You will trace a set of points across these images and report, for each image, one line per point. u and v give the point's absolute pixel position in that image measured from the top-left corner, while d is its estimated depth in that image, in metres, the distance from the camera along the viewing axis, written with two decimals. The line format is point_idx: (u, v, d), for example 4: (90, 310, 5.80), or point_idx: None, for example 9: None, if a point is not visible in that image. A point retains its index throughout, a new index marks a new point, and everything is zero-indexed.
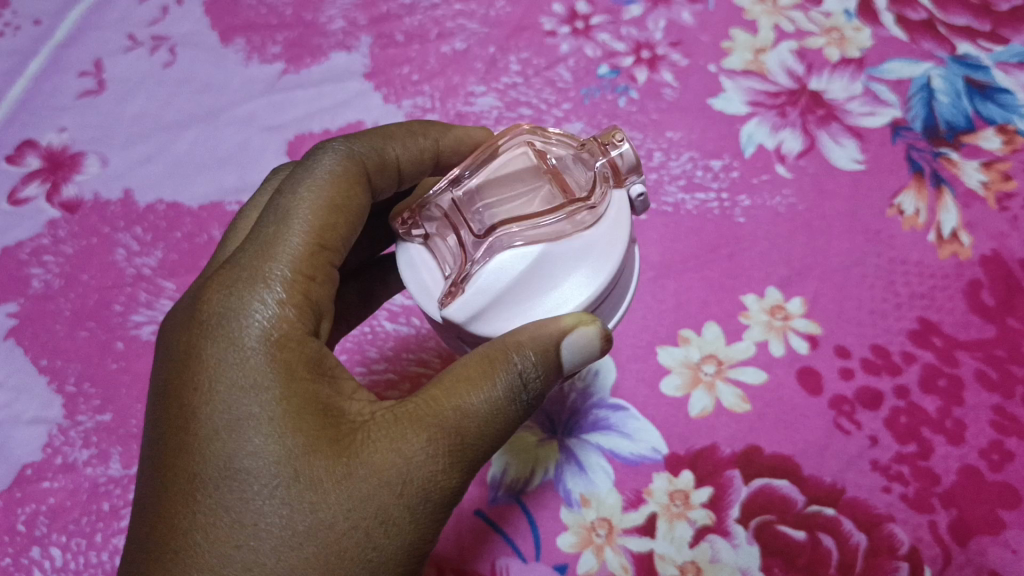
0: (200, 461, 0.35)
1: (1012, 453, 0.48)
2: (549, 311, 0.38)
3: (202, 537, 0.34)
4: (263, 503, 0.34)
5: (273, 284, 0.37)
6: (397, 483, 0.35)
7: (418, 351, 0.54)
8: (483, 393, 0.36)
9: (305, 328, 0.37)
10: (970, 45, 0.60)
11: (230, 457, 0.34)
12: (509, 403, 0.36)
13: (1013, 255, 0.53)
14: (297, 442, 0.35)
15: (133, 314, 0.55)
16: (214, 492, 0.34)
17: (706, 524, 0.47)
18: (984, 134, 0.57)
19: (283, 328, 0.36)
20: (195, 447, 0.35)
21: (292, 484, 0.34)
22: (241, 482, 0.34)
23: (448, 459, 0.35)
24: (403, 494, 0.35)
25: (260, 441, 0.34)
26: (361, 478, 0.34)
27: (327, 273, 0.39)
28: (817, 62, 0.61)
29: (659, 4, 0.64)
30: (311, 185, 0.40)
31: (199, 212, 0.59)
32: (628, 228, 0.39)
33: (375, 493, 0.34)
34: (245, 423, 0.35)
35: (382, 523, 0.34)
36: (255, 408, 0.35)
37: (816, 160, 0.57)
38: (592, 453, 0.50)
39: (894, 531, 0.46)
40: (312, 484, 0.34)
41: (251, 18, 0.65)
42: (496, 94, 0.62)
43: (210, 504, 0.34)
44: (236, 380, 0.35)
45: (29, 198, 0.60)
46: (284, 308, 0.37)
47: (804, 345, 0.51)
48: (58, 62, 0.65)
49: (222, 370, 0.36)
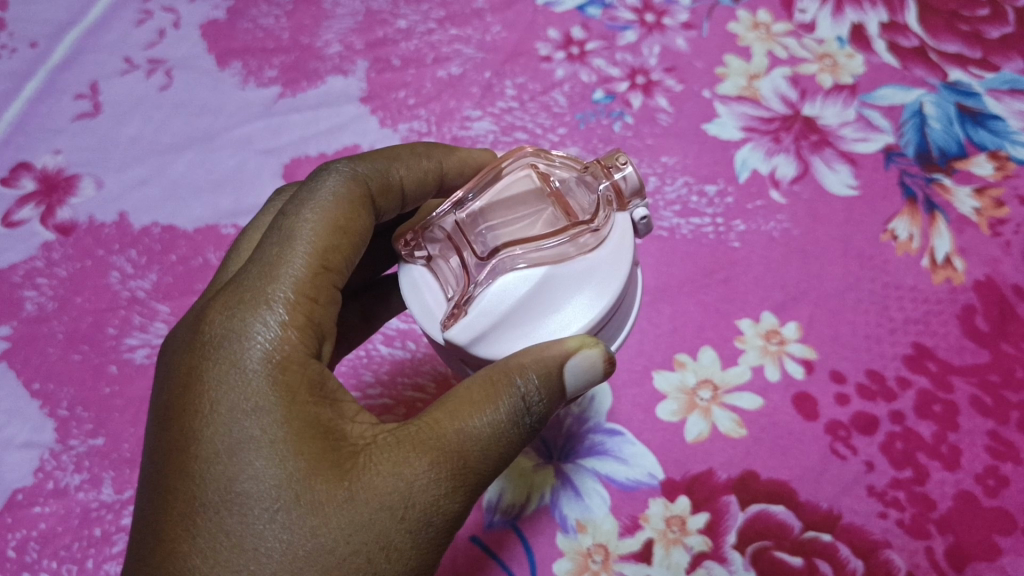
0: (200, 484, 0.34)
1: (1007, 479, 0.48)
2: (551, 334, 0.38)
3: (202, 560, 0.33)
4: (263, 527, 0.34)
5: (275, 305, 0.37)
6: (399, 507, 0.34)
7: (413, 375, 0.54)
8: (486, 416, 0.36)
9: (307, 350, 0.37)
10: (962, 72, 0.61)
11: (232, 480, 0.34)
12: (512, 426, 0.36)
13: (1006, 280, 0.53)
14: (299, 465, 0.34)
15: (127, 337, 0.55)
16: (214, 517, 0.34)
17: (704, 550, 0.47)
18: (976, 160, 0.57)
19: (285, 350, 0.36)
20: (195, 470, 0.35)
21: (293, 508, 0.34)
22: (241, 506, 0.34)
23: (451, 483, 0.35)
24: (405, 518, 0.34)
25: (261, 464, 0.34)
26: (362, 502, 0.34)
27: (330, 295, 0.39)
28: (810, 89, 0.61)
29: (653, 30, 0.64)
30: (314, 206, 0.40)
31: (194, 235, 0.59)
32: (630, 251, 0.40)
33: (377, 518, 0.34)
34: (245, 446, 0.35)
35: (384, 548, 0.34)
36: (257, 431, 0.35)
37: (811, 186, 0.57)
38: (589, 478, 0.49)
39: (891, 557, 0.46)
40: (313, 508, 0.34)
41: (247, 42, 0.66)
42: (492, 119, 0.62)
43: (210, 528, 0.34)
44: (237, 402, 0.35)
45: (23, 220, 0.59)
46: (286, 330, 0.37)
47: (800, 369, 0.51)
48: (55, 84, 0.65)
49: (223, 392, 0.36)
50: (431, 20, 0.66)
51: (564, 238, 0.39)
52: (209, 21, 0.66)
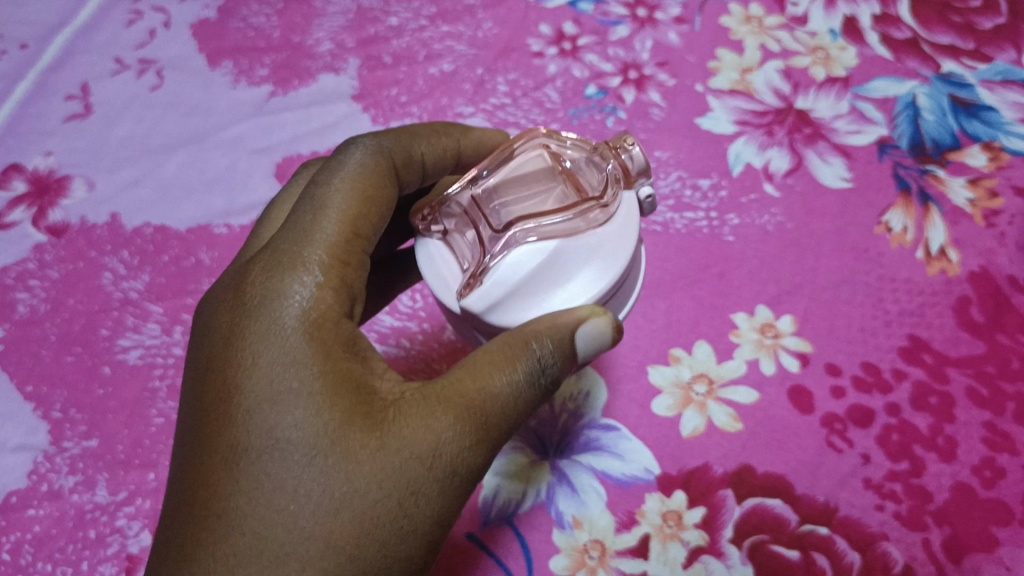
0: (239, 431, 0.34)
1: (1004, 470, 0.48)
2: (564, 304, 0.37)
3: (240, 502, 0.33)
4: (298, 473, 0.33)
5: (311, 266, 0.37)
6: (429, 457, 0.34)
7: (407, 371, 0.53)
8: (507, 376, 0.36)
9: (342, 309, 0.37)
10: (955, 63, 0.61)
11: (269, 428, 0.34)
12: (530, 388, 0.36)
13: (1001, 271, 0.53)
14: (334, 414, 0.34)
15: (120, 338, 0.55)
16: (251, 462, 0.34)
17: (700, 545, 0.47)
18: (970, 151, 0.57)
19: (321, 308, 0.36)
20: (234, 418, 0.35)
21: (327, 454, 0.34)
22: (277, 453, 0.34)
23: (476, 436, 0.35)
24: (434, 469, 0.34)
25: (297, 414, 0.34)
26: (394, 452, 0.34)
27: (360, 258, 0.39)
28: (803, 82, 0.61)
29: (645, 25, 0.65)
30: (342, 175, 0.40)
31: (187, 235, 0.58)
32: (637, 226, 0.39)
33: (408, 466, 0.34)
34: (282, 395, 0.34)
35: (413, 495, 0.34)
36: (294, 383, 0.34)
37: (805, 179, 0.57)
38: (584, 474, 0.49)
39: (888, 549, 0.46)
40: (346, 455, 0.34)
41: (238, 40, 0.66)
42: (485, 115, 0.62)
43: (248, 473, 0.34)
44: (276, 355, 0.35)
45: (14, 222, 0.59)
46: (321, 291, 0.37)
47: (795, 363, 0.51)
48: (46, 85, 0.64)
49: (263, 346, 0.35)
50: (423, 17, 0.66)
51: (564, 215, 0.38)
52: (200, 21, 0.66)
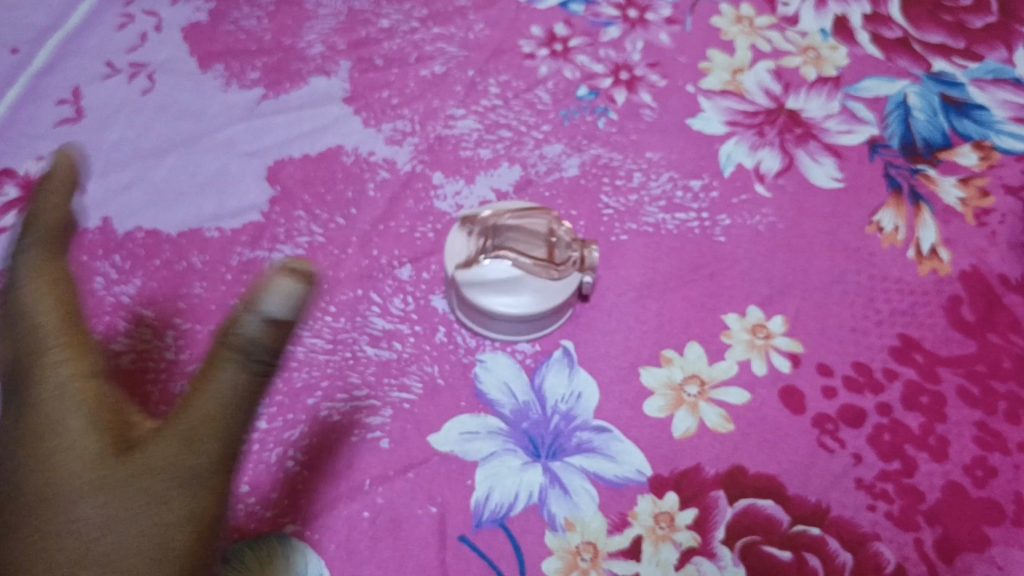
0: (41, 427, 0.45)
1: (995, 469, 0.48)
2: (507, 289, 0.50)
3: (57, 482, 0.44)
4: (68, 467, 0.44)
5: (40, 301, 0.48)
6: (144, 466, 0.44)
7: (400, 376, 0.51)
8: (228, 379, 0.44)
9: (70, 335, 0.48)
10: (946, 62, 0.62)
11: (46, 426, 0.45)
12: (242, 383, 0.44)
13: (991, 270, 0.53)
14: (75, 423, 0.45)
15: (111, 342, 0.54)
16: (46, 453, 0.44)
17: (693, 546, 0.46)
18: (960, 151, 0.58)
19: (59, 336, 0.47)
20: (31, 416, 0.46)
21: (90, 456, 0.44)
22: (46, 448, 0.44)
23: (199, 449, 0.45)
24: (156, 476, 0.44)
25: (64, 417, 0.45)
26: (130, 461, 0.44)
27: (65, 299, 0.49)
28: (794, 82, 0.62)
29: (636, 26, 0.65)
30: (39, 215, 0.50)
31: (178, 239, 0.58)
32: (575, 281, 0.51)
33: (139, 471, 0.44)
34: (55, 401, 0.45)
35: (145, 489, 0.44)
36: (42, 393, 0.46)
37: (796, 179, 0.57)
38: (577, 477, 0.48)
39: (881, 549, 0.46)
40: (97, 457, 0.44)
41: (229, 43, 0.66)
42: (476, 117, 0.62)
43: (59, 463, 0.44)
44: (41, 370, 0.46)
45: (5, 227, 0.59)
46: (52, 320, 0.48)
47: (787, 363, 0.51)
48: (36, 89, 0.64)
49: (45, 361, 0.46)
50: (414, 19, 0.67)
51: (549, 217, 0.53)
52: (191, 24, 0.67)
